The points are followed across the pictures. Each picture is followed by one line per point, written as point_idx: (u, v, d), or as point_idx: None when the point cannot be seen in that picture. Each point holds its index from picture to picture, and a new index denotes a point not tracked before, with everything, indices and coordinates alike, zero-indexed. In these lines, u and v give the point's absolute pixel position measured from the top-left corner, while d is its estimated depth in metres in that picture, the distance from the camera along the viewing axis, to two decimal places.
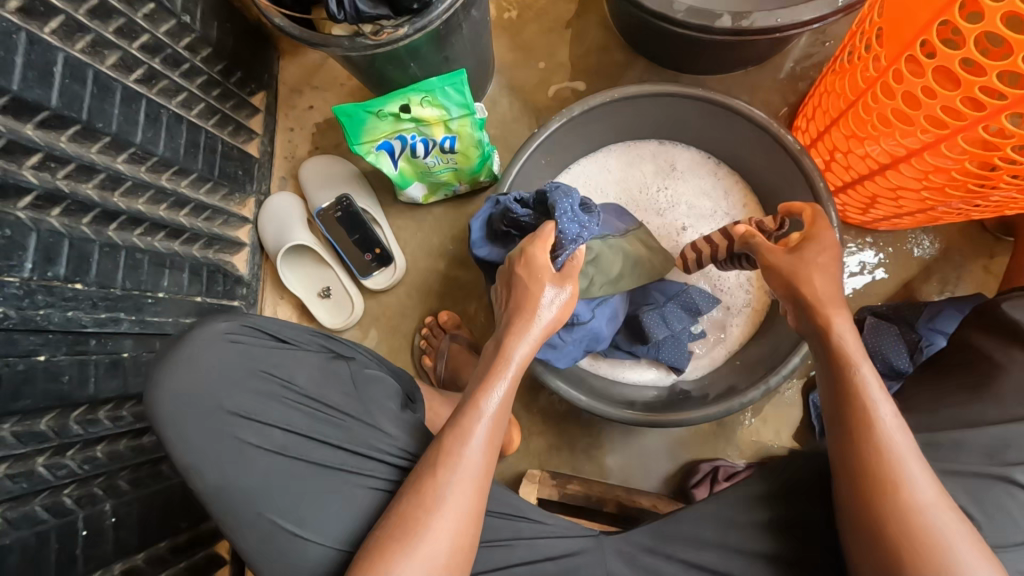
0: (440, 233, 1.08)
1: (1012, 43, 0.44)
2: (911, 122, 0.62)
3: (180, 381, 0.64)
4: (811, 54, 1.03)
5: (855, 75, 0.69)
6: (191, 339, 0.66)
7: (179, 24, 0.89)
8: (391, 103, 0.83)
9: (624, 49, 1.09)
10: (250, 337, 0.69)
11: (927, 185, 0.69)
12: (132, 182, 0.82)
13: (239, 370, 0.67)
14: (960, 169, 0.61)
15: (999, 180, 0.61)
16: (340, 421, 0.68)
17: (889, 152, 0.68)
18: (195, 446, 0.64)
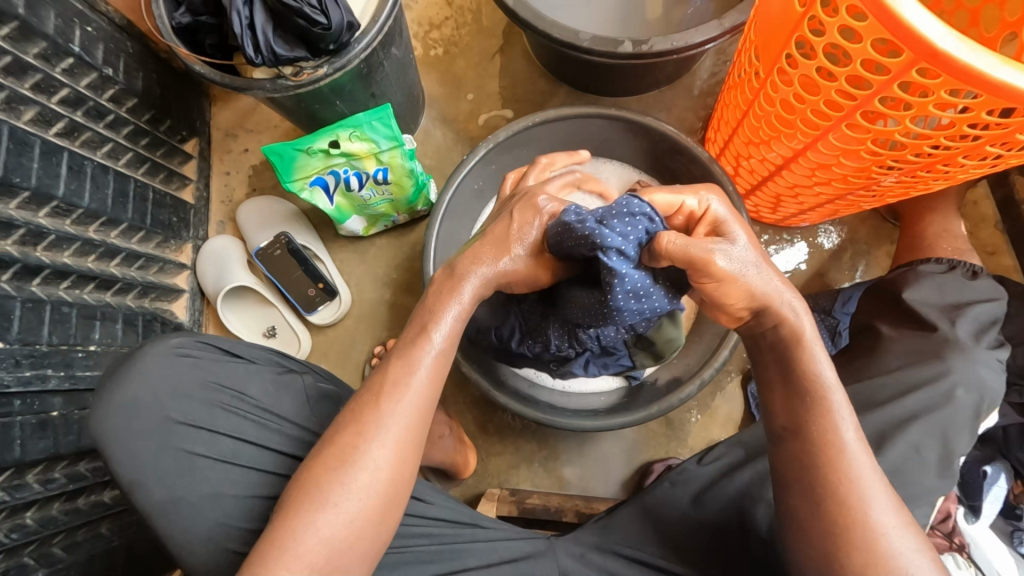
0: (383, 263, 1.10)
1: (850, 51, 0.50)
2: (792, 124, 0.68)
3: (127, 394, 0.62)
4: (717, 72, 1.12)
5: (745, 87, 0.76)
6: (139, 352, 0.64)
7: (100, 76, 0.89)
8: (320, 139, 0.85)
9: (547, 77, 1.15)
10: (202, 350, 0.66)
11: (817, 180, 0.75)
12: (56, 235, 0.81)
13: (188, 382, 0.64)
14: (839, 164, 0.68)
15: (872, 173, 0.67)
16: (294, 437, 0.65)
17: (783, 152, 0.75)
18: (137, 461, 0.61)
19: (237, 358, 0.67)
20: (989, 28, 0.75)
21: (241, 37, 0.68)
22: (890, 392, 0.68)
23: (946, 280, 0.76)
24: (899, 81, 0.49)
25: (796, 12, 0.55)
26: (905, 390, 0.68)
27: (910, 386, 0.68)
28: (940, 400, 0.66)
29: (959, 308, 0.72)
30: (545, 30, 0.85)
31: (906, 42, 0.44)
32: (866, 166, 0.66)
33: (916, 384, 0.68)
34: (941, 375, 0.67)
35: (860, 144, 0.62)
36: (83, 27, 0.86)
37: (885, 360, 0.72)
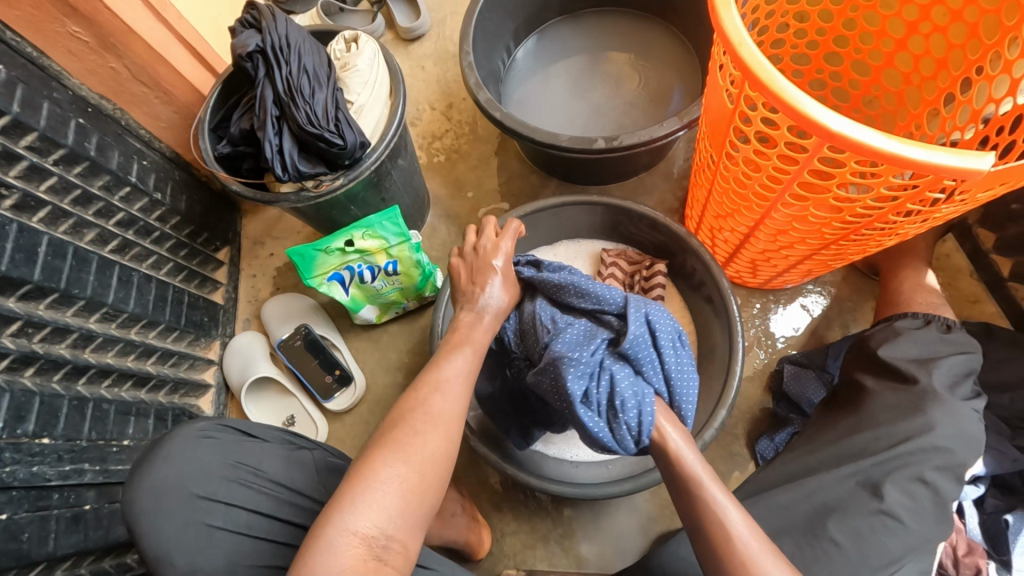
0: (395, 348, 1.17)
1: (772, 137, 0.60)
2: (748, 198, 0.77)
3: (160, 473, 0.71)
4: (689, 157, 1.24)
5: (705, 169, 0.87)
6: (171, 437, 0.74)
7: (151, 200, 1.04)
8: (336, 239, 0.96)
9: (537, 172, 1.29)
10: (223, 433, 0.76)
11: (782, 245, 0.83)
12: (104, 338, 0.90)
13: (211, 462, 0.73)
14: (796, 229, 0.76)
15: (825, 235, 0.75)
16: (303, 505, 0.73)
17: (746, 222, 0.83)
18: (163, 537, 0.68)
19: (253, 437, 0.77)
20: (914, 106, 0.86)
21: (272, 160, 0.81)
22: (882, 444, 0.70)
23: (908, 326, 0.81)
24: (818, 157, 0.58)
25: (728, 108, 0.67)
26: (889, 436, 0.70)
27: (898, 433, 0.70)
28: (926, 443, 0.68)
29: (938, 356, 0.75)
30: (529, 134, 0.99)
31: (810, 128, 0.54)
32: (818, 229, 0.74)
33: (901, 429, 0.70)
34: (929, 423, 0.69)
35: (806, 209, 0.70)
36: (140, 162, 1.02)
37: (870, 407, 0.75)
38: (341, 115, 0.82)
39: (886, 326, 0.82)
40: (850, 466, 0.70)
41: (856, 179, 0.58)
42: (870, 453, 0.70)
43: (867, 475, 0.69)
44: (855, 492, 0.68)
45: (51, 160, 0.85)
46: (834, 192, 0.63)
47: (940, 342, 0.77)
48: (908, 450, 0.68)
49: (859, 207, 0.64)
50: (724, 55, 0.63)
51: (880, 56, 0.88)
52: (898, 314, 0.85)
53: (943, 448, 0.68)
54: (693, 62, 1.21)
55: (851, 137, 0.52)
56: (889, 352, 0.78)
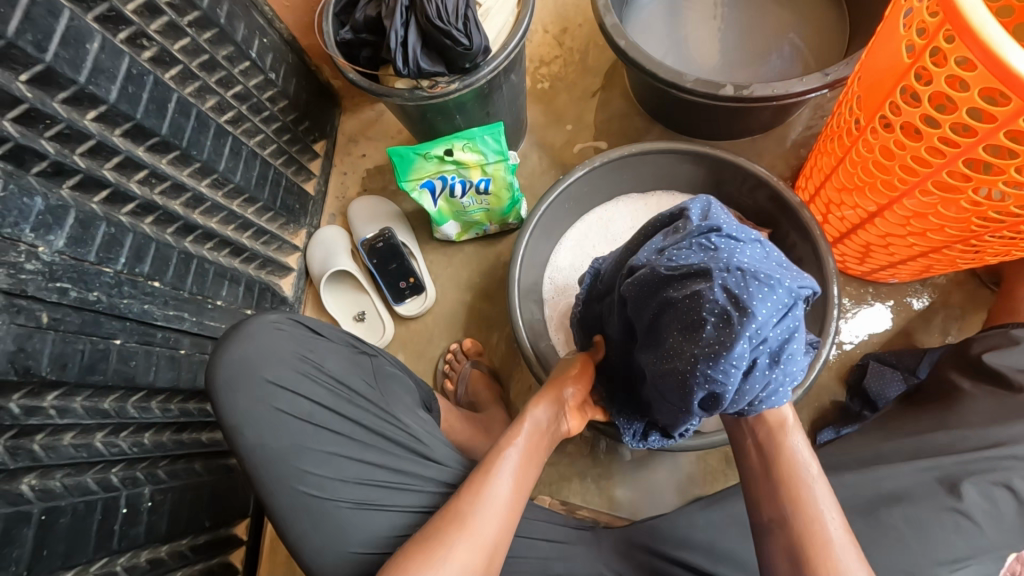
0: (468, 268, 1.19)
1: (955, 98, 0.53)
2: (889, 171, 0.70)
3: (234, 354, 0.76)
4: (812, 125, 1.14)
5: (842, 135, 0.80)
6: (247, 324, 0.79)
7: (265, 78, 1.06)
8: (437, 146, 0.96)
9: (642, 115, 1.23)
10: (292, 326, 0.81)
11: (910, 230, 0.76)
12: (212, 202, 0.96)
13: (283, 352, 0.78)
14: (936, 213, 0.69)
15: (970, 225, 0.68)
16: (360, 403, 0.78)
17: (874, 198, 0.77)
18: (237, 412, 0.75)
19: (317, 335, 0.82)
20: None
21: (395, 51, 0.80)
22: (970, 444, 0.68)
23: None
24: (1007, 127, 0.51)
25: (904, 62, 0.60)
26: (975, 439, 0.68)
27: (986, 438, 0.67)
28: (1020, 452, 0.65)
29: None
30: (652, 69, 0.93)
31: (1014, 88, 0.47)
32: (965, 218, 0.67)
33: (994, 434, 0.67)
34: None
35: (960, 191, 0.63)
36: (261, 38, 1.03)
37: (962, 414, 0.71)
38: (471, 14, 0.79)
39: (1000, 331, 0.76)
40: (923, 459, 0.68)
41: None
42: (956, 450, 0.68)
43: (941, 471, 0.67)
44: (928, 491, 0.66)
45: (187, 20, 0.87)
46: (1007, 173, 0.56)
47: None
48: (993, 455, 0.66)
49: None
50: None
51: None
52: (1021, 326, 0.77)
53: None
54: (844, 18, 1.09)
55: None
56: (996, 358, 0.72)
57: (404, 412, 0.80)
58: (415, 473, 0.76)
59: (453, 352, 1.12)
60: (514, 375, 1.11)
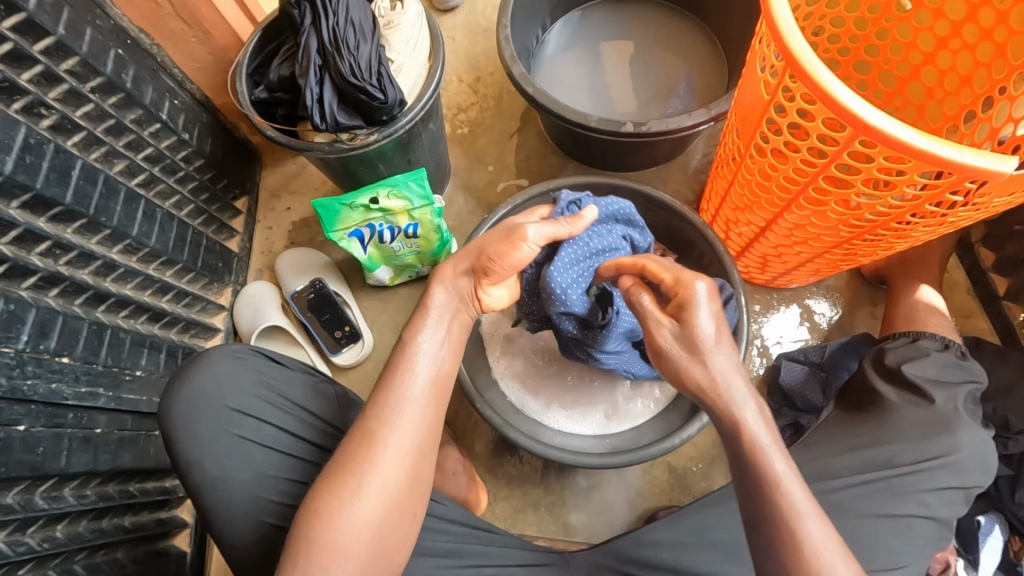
0: (404, 311, 1.19)
1: (806, 127, 0.63)
2: (769, 191, 0.80)
3: (197, 384, 0.73)
4: (708, 153, 1.27)
5: (729, 161, 0.90)
6: (205, 353, 0.75)
7: (178, 139, 1.05)
8: (362, 195, 0.98)
9: (558, 153, 1.31)
10: (254, 354, 0.76)
11: (796, 240, 0.86)
12: (125, 269, 0.91)
13: (244, 379, 0.74)
14: (812, 224, 0.79)
15: (840, 232, 0.78)
16: (326, 433, 0.76)
17: (763, 214, 0.86)
18: (194, 442, 0.71)
19: (281, 362, 0.78)
20: (934, 120, 0.89)
21: (311, 107, 0.82)
22: (907, 458, 0.75)
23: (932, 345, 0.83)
24: (848, 150, 0.61)
25: (764, 99, 0.69)
26: (917, 451, 0.75)
27: (925, 451, 0.75)
28: (947, 462, 0.74)
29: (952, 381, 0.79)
30: (560, 112, 1.00)
31: (845, 118, 0.56)
32: (834, 225, 0.76)
33: (928, 448, 0.75)
34: (955, 444, 0.75)
35: (826, 205, 0.73)
36: (171, 100, 1.02)
37: (893, 421, 0.77)
38: (384, 70, 0.83)
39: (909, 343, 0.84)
40: (871, 474, 0.75)
41: (881, 175, 0.61)
42: (895, 464, 0.75)
43: (889, 486, 0.74)
44: (859, 496, 0.74)
45: (88, 86, 0.85)
46: (857, 187, 0.66)
47: (955, 367, 0.80)
48: (929, 466, 0.74)
49: (878, 205, 0.67)
50: (766, 44, 0.66)
51: (906, 68, 0.90)
52: (917, 332, 0.86)
53: (958, 469, 0.75)
54: (722, 59, 1.23)
55: (884, 129, 0.54)
56: (913, 369, 0.79)
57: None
58: None
59: None
60: (459, 414, 1.12)
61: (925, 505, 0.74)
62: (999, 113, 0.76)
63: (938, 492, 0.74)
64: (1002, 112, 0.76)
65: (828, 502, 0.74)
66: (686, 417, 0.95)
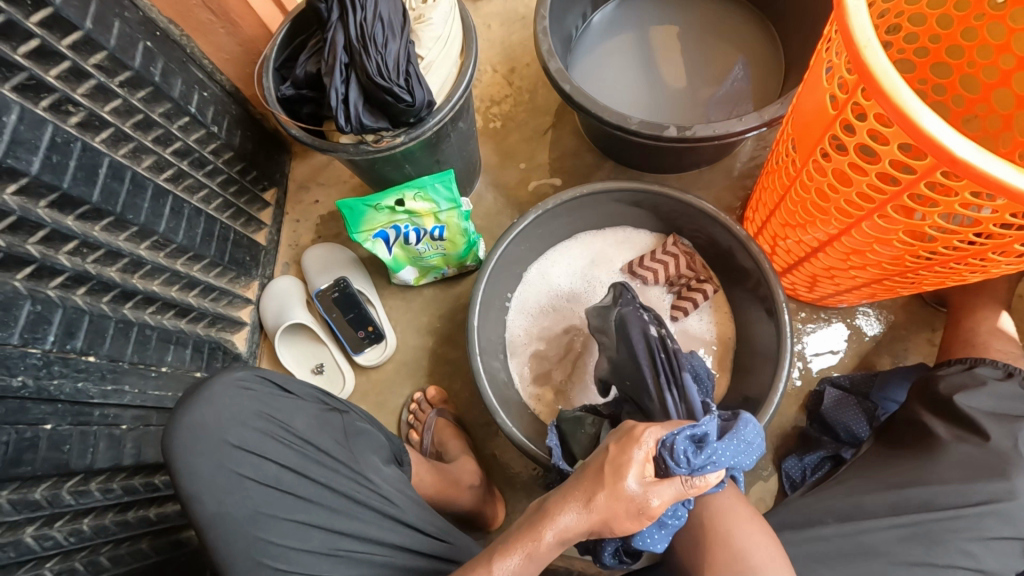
0: (428, 312, 1.17)
1: (879, 153, 0.55)
2: (827, 211, 0.73)
3: (196, 418, 0.72)
4: (755, 156, 1.18)
5: (781, 173, 0.82)
6: (210, 382, 0.74)
7: (207, 132, 1.03)
8: (387, 198, 0.95)
9: (593, 152, 1.25)
10: (261, 384, 0.76)
11: (852, 265, 0.79)
12: (152, 265, 0.91)
13: (248, 412, 0.73)
14: (872, 251, 0.72)
15: (904, 262, 0.70)
16: (330, 465, 0.73)
17: (817, 234, 0.79)
18: (194, 476, 0.71)
19: (287, 393, 0.77)
20: (1022, 133, 0.79)
21: (336, 108, 0.79)
22: (949, 500, 0.68)
23: (989, 376, 0.75)
24: (927, 180, 0.54)
25: (829, 112, 0.62)
26: (961, 495, 0.67)
27: (971, 495, 0.67)
28: (998, 508, 0.66)
29: (1020, 415, 0.70)
30: (598, 112, 0.94)
31: (927, 147, 0.49)
32: (899, 255, 0.69)
33: (976, 492, 0.67)
34: (1010, 489, 0.66)
35: (892, 235, 0.66)
36: (200, 92, 1.01)
37: (937, 461, 0.70)
38: (413, 70, 0.78)
39: (964, 372, 0.77)
40: (905, 517, 0.68)
41: (963, 210, 0.54)
42: (936, 507, 0.68)
43: (926, 531, 0.68)
44: (901, 542, 0.67)
45: (117, 81, 0.84)
46: (931, 219, 0.59)
47: (1018, 400, 0.72)
48: (976, 512, 0.67)
49: (955, 239, 0.60)
50: (836, 53, 0.58)
51: (994, 73, 0.80)
52: (976, 359, 0.78)
53: (1011, 517, 0.66)
54: (779, 54, 1.13)
55: (974, 165, 0.47)
56: (966, 400, 0.72)
57: (379, 471, 0.76)
58: (389, 539, 0.71)
59: (416, 402, 1.10)
60: (479, 421, 1.09)
61: (969, 555, 0.66)
62: None
63: (999, 554, 0.67)
64: None
65: (855, 545, 0.69)
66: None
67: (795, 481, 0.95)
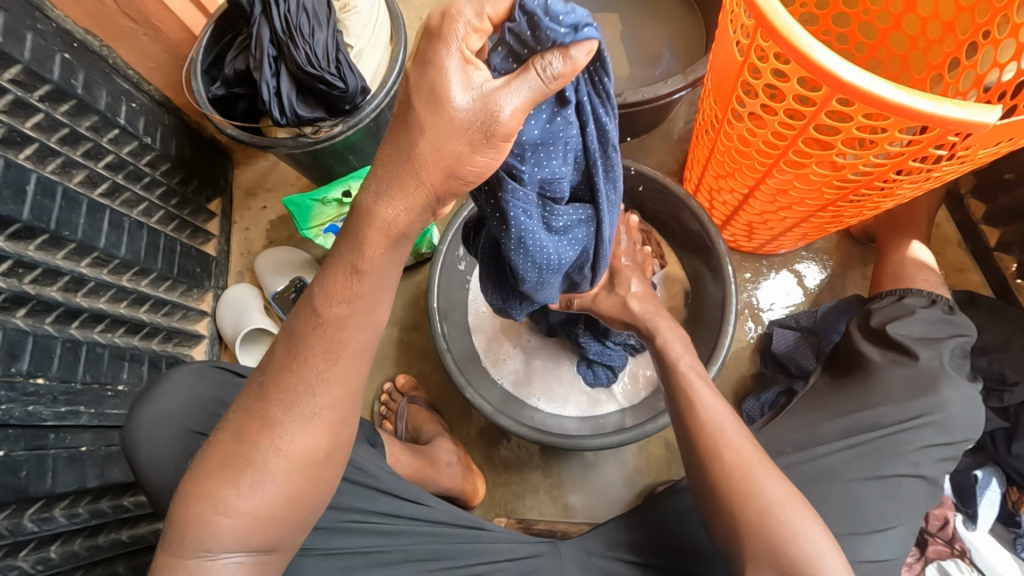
0: (390, 303, 1.17)
1: (783, 89, 0.60)
2: (750, 156, 0.77)
3: (154, 409, 0.74)
4: (689, 120, 1.23)
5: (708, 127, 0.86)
6: (167, 375, 0.77)
7: (140, 144, 1.01)
8: (334, 190, 0.95)
9: None
10: (220, 374, 0.79)
11: (780, 206, 0.84)
12: (96, 282, 0.89)
13: (207, 398, 0.76)
14: (795, 189, 0.77)
15: (824, 196, 0.75)
16: None
17: (744, 179, 0.83)
18: (157, 465, 0.72)
19: None
20: (919, 71, 0.86)
21: (269, 102, 0.79)
22: (895, 417, 0.72)
23: (918, 303, 0.80)
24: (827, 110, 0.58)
25: (739, 61, 0.66)
26: (901, 411, 0.72)
27: (910, 410, 0.72)
28: (932, 419, 0.72)
29: (940, 337, 0.76)
30: None
31: (821, 77, 0.54)
32: (817, 188, 0.74)
33: (915, 406, 0.72)
34: (942, 401, 0.72)
35: (808, 170, 0.71)
36: (128, 103, 0.98)
37: (876, 382, 0.74)
38: (343, 57, 0.79)
39: (894, 303, 0.81)
40: (857, 437, 0.72)
41: (861, 135, 0.59)
42: (884, 425, 0.72)
43: (878, 448, 0.71)
44: (852, 459, 0.71)
45: (36, 95, 0.82)
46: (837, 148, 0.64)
47: (940, 323, 0.77)
48: (915, 425, 0.71)
49: (859, 165, 0.65)
50: (737, 4, 0.63)
51: (888, 18, 0.87)
52: (904, 291, 0.83)
53: (946, 425, 0.72)
54: (697, 20, 1.19)
55: (862, 88, 0.52)
56: (897, 329, 0.76)
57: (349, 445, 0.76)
58: (368, 506, 0.74)
59: (387, 392, 1.10)
60: (451, 403, 1.11)
61: (914, 465, 0.71)
62: (983, 59, 0.74)
63: (936, 456, 0.72)
64: (986, 57, 0.74)
65: (812, 471, 0.72)
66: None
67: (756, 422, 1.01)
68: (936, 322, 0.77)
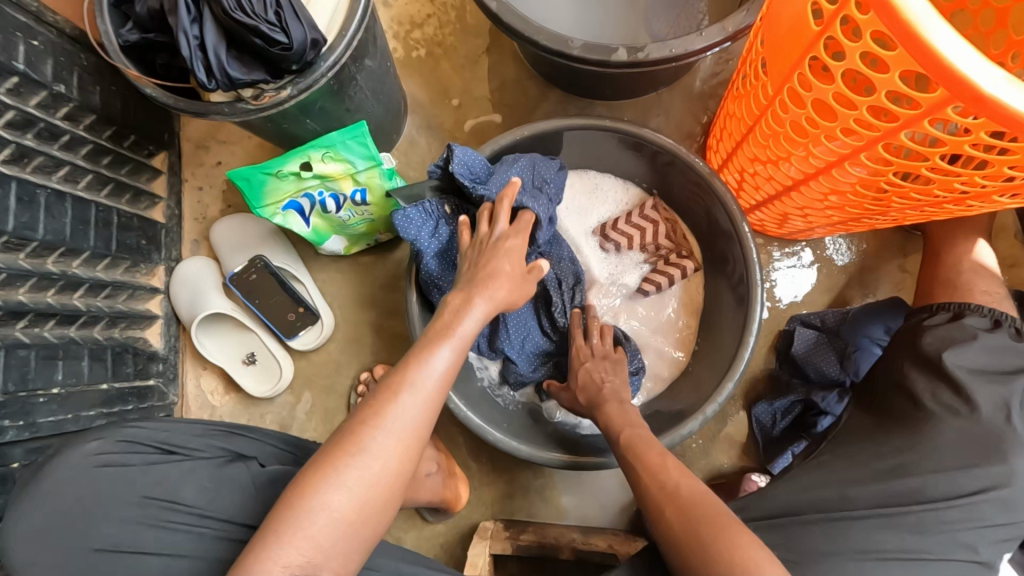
0: (366, 283, 1.04)
1: (880, 82, 0.46)
2: (802, 148, 0.63)
3: (37, 519, 0.62)
4: (717, 72, 1.04)
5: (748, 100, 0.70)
6: (53, 465, 0.65)
7: (52, 94, 0.82)
8: (290, 161, 0.78)
9: (536, 80, 1.08)
10: (129, 453, 0.67)
11: (828, 205, 0.71)
12: (9, 272, 0.75)
13: (113, 489, 0.65)
14: (853, 192, 0.64)
15: (890, 203, 0.63)
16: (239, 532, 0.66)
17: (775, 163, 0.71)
18: (53, 568, 0.62)
19: (168, 455, 0.69)
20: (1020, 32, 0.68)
21: (192, 60, 0.61)
22: (943, 490, 0.60)
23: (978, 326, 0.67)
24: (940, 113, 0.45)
25: (812, 30, 0.51)
26: (958, 484, 0.60)
27: (969, 483, 0.60)
28: (995, 495, 0.60)
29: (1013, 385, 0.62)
30: (532, 37, 0.77)
31: (952, 77, 0.40)
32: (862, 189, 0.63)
33: (973, 478, 0.60)
34: (1009, 474, 0.60)
35: (880, 176, 0.58)
36: (28, 41, 0.79)
37: (928, 436, 0.62)
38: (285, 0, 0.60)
39: (952, 322, 0.67)
40: (897, 509, 0.61)
41: (971, 151, 0.46)
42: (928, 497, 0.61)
43: (921, 522, 0.60)
44: None
45: None
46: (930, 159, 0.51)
47: (1011, 357, 0.63)
48: (970, 501, 0.60)
49: (953, 180, 0.52)
50: None
51: None
52: (961, 305, 0.69)
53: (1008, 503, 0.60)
54: None
55: (983, 88, 0.40)
56: (955, 359, 0.64)
57: None
58: None
59: (364, 383, 1.00)
60: None
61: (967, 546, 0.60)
62: None
63: None
64: None
65: None
66: (686, 409, 0.85)
67: (766, 429, 0.92)
68: (1006, 355, 0.64)
